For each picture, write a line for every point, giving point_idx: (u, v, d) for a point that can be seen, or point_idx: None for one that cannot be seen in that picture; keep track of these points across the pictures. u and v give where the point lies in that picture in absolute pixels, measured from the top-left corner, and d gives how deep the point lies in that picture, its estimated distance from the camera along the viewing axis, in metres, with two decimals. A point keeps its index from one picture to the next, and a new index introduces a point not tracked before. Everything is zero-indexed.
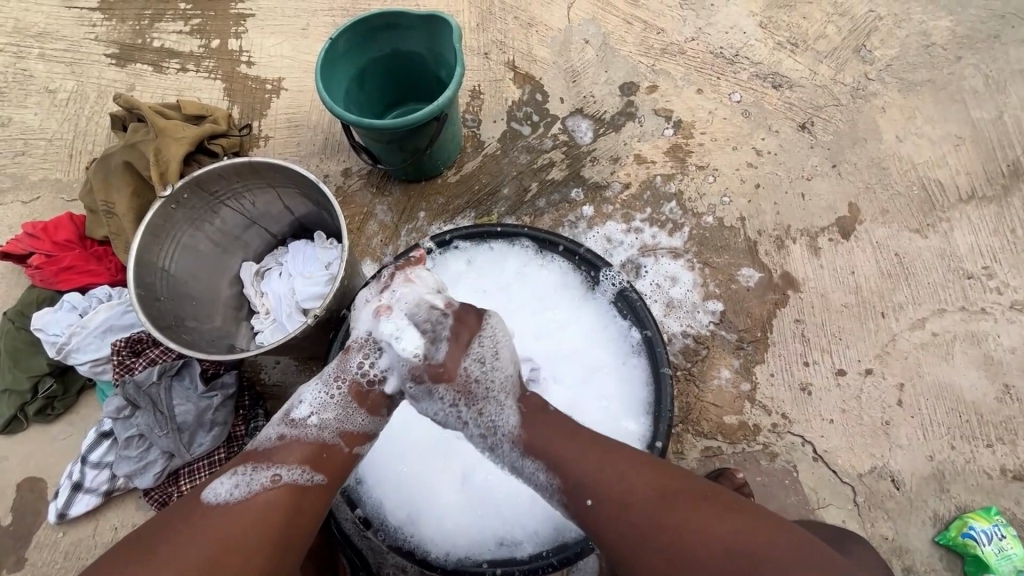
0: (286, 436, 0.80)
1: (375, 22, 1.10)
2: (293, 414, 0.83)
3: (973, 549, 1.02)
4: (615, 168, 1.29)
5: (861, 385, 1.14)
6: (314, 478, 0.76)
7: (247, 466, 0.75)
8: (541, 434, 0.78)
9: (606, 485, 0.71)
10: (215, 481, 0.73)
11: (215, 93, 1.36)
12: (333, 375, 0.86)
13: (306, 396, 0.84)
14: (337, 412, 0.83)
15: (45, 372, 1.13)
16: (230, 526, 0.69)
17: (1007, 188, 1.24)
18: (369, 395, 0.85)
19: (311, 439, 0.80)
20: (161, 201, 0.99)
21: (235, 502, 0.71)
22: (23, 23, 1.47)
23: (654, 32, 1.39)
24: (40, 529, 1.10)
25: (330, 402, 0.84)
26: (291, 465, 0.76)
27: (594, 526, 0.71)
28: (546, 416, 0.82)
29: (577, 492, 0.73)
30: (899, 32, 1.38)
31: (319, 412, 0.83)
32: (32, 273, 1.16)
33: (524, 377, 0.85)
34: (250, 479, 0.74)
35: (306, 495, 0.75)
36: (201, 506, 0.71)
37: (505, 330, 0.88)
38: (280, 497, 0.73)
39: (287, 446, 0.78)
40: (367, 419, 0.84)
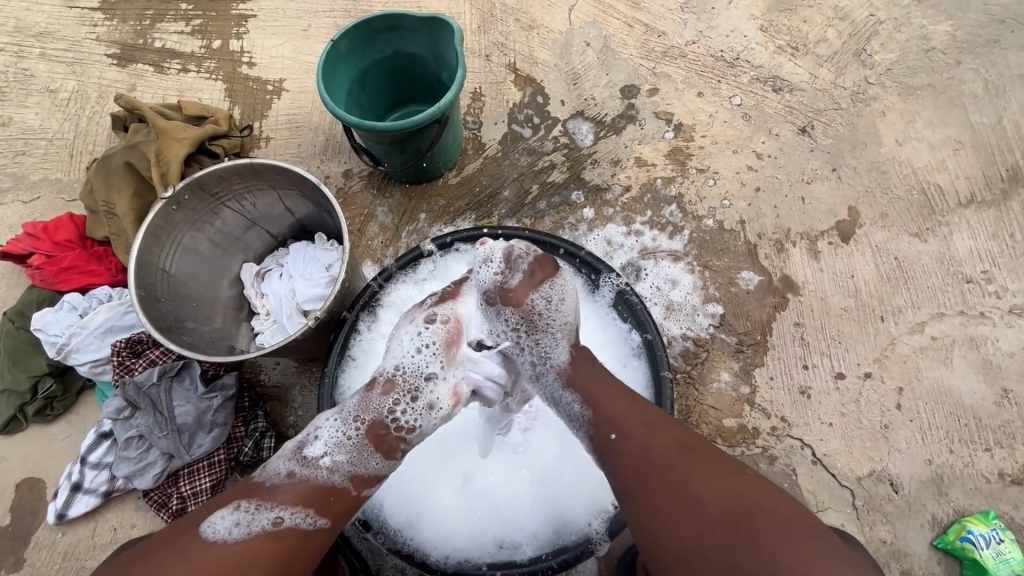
0: (294, 474, 0.75)
1: (376, 24, 1.10)
2: (306, 450, 0.77)
3: (971, 553, 1.02)
4: (616, 171, 1.29)
5: (860, 389, 1.15)
6: (316, 522, 0.73)
7: (249, 502, 0.72)
8: (584, 380, 0.83)
9: (633, 428, 0.75)
10: (216, 517, 0.70)
11: (216, 94, 1.36)
12: (352, 413, 0.80)
13: (322, 432, 0.78)
14: (351, 454, 0.78)
15: (44, 373, 1.13)
16: (225, 569, 0.67)
17: (1006, 193, 1.25)
18: (385, 437, 0.79)
19: (320, 480, 0.75)
20: (162, 202, 0.99)
21: (232, 541, 0.69)
22: (24, 23, 1.47)
23: (655, 35, 1.39)
24: (39, 530, 1.10)
25: (346, 443, 0.78)
26: (294, 509, 0.72)
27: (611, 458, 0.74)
28: (558, 400, 0.84)
29: (606, 424, 0.77)
30: (899, 36, 1.38)
31: (332, 453, 0.77)
32: (32, 273, 1.16)
33: (543, 363, 0.86)
34: (251, 518, 0.71)
35: (306, 538, 0.72)
36: (196, 542, 0.69)
37: (531, 318, 0.87)
38: (276, 542, 0.70)
39: (294, 486, 0.74)
40: (382, 463, 0.79)
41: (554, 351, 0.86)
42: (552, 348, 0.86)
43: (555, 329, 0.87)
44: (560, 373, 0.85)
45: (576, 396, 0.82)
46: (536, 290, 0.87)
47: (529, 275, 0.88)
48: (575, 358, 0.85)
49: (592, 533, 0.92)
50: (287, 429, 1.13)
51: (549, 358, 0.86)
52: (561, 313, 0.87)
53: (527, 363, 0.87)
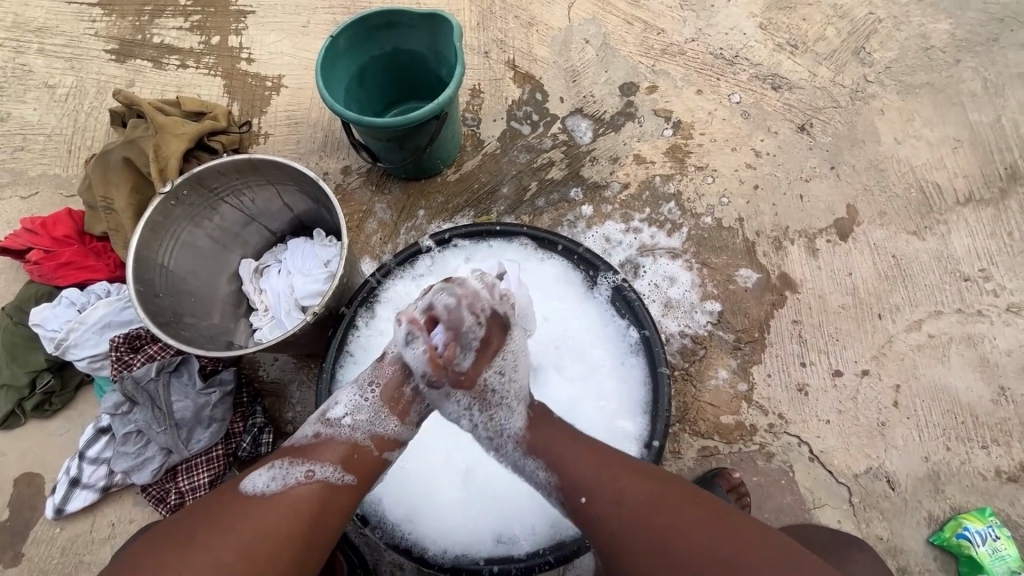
0: (321, 434, 0.81)
1: (375, 20, 1.10)
2: (329, 413, 0.84)
3: (967, 550, 1.02)
4: (615, 168, 1.29)
5: (857, 386, 1.15)
6: (344, 478, 0.76)
7: (284, 460, 0.76)
8: (541, 440, 0.81)
9: (602, 481, 0.73)
10: (254, 474, 0.73)
11: (215, 90, 1.36)
12: (368, 380, 0.87)
13: (342, 397, 0.85)
14: (371, 414, 0.84)
15: (43, 368, 1.13)
16: (265, 517, 0.68)
17: (1004, 191, 1.25)
18: (399, 400, 0.86)
19: (345, 438, 0.80)
20: (161, 197, 0.99)
21: (270, 494, 0.71)
22: (22, 18, 1.47)
23: (655, 32, 1.39)
24: (38, 525, 1.10)
25: (365, 405, 0.85)
26: (324, 462, 0.76)
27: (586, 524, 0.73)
28: (523, 469, 0.83)
29: (574, 488, 0.74)
30: (898, 34, 1.38)
31: (352, 413, 0.83)
32: (30, 269, 1.15)
33: (498, 435, 0.85)
34: (286, 473, 0.74)
35: (338, 491, 0.74)
36: (237, 497, 0.71)
37: (484, 395, 0.87)
38: (313, 492, 0.73)
39: (324, 444, 0.79)
40: (399, 425, 0.85)
41: (508, 421, 0.85)
42: (506, 419, 0.86)
43: (508, 399, 0.87)
44: (518, 442, 0.83)
45: (536, 464, 0.80)
46: (492, 366, 0.88)
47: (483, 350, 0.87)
48: (531, 424, 0.84)
49: None
50: (286, 425, 1.14)
51: (504, 429, 0.85)
52: (514, 386, 0.88)
53: (483, 430, 0.87)
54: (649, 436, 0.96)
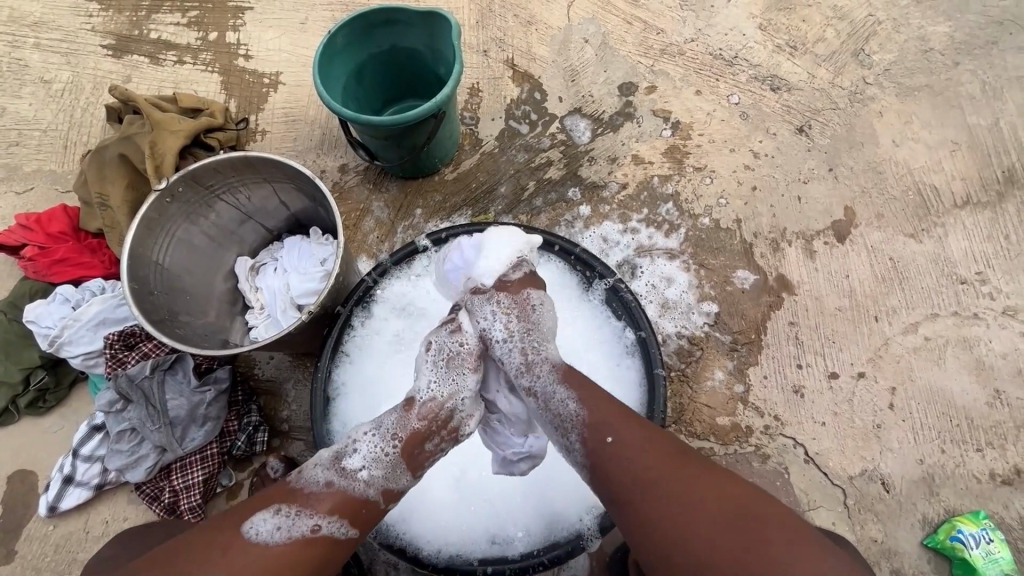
0: (333, 483, 0.75)
1: (374, 17, 1.09)
2: (344, 461, 0.77)
3: (961, 552, 1.02)
4: (613, 168, 1.29)
5: (853, 389, 1.15)
6: (348, 533, 0.73)
7: (291, 507, 0.72)
8: (580, 380, 0.82)
9: (628, 429, 0.74)
10: (259, 518, 0.69)
11: (212, 86, 1.36)
12: (391, 430, 0.80)
13: (360, 445, 0.78)
14: (387, 470, 0.77)
15: (37, 365, 1.13)
16: (267, 570, 0.66)
17: (1001, 195, 1.25)
18: (419, 453, 0.80)
19: (358, 493, 0.75)
20: (156, 194, 0.98)
21: (275, 548, 0.68)
22: (18, 12, 1.46)
23: (654, 32, 1.39)
24: (30, 523, 1.10)
25: (383, 459, 0.78)
26: (331, 518, 0.72)
27: (606, 461, 0.73)
28: (549, 397, 0.82)
29: (602, 428, 0.75)
30: (898, 36, 1.38)
31: (370, 467, 0.77)
32: (24, 265, 1.15)
33: (533, 355, 0.87)
34: (293, 523, 0.70)
35: (341, 548, 0.72)
36: (238, 540, 0.68)
37: (527, 306, 0.91)
38: (316, 551, 0.69)
39: (332, 495, 0.74)
40: (409, 481, 0.79)
41: (546, 351, 0.87)
42: (542, 345, 0.88)
43: (547, 330, 0.90)
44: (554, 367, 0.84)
45: (569, 393, 0.80)
46: (533, 289, 0.93)
47: (527, 277, 0.94)
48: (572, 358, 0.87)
49: (582, 530, 0.92)
50: (281, 424, 1.13)
51: (542, 353, 0.87)
52: (551, 318, 0.93)
53: (513, 358, 0.87)
54: None
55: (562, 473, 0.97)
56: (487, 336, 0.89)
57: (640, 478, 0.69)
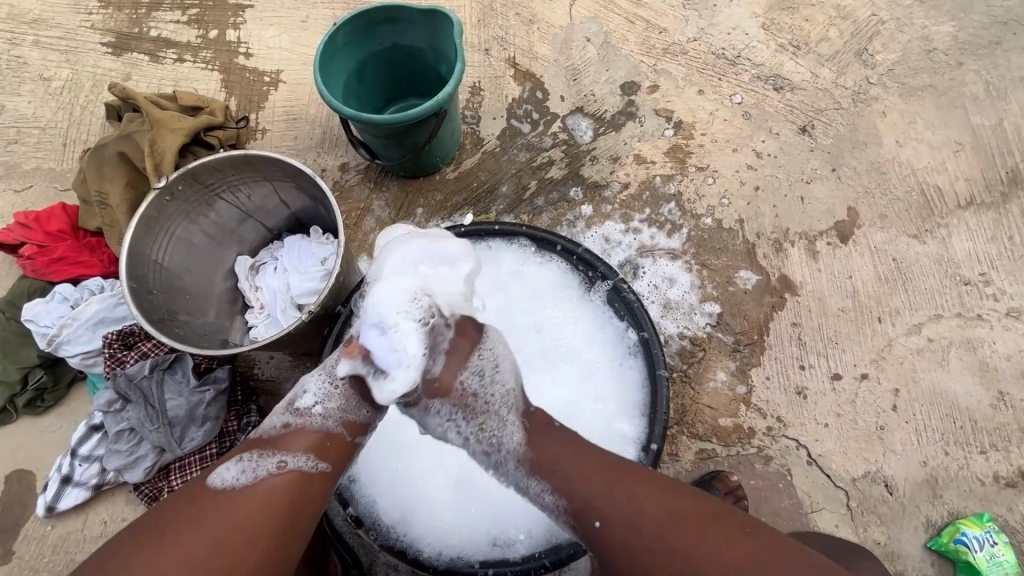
0: (291, 424, 0.79)
1: (374, 16, 1.09)
2: (297, 403, 0.82)
3: (964, 555, 1.02)
4: (615, 168, 1.28)
5: (857, 390, 1.14)
6: (318, 466, 0.75)
7: (253, 452, 0.74)
8: (546, 439, 0.79)
9: (613, 504, 0.70)
10: (222, 467, 0.72)
11: (212, 84, 1.35)
12: (336, 366, 0.85)
13: (309, 386, 0.83)
14: (341, 400, 0.83)
15: (35, 364, 1.12)
16: (237, 511, 0.68)
17: (1005, 195, 1.24)
18: (371, 384, 0.85)
19: (316, 426, 0.79)
20: (155, 193, 0.98)
21: (241, 488, 0.70)
22: (17, 10, 1.45)
23: (656, 31, 1.38)
24: (28, 523, 1.09)
25: (335, 391, 0.83)
26: (296, 453, 0.75)
27: (602, 546, 0.70)
28: (525, 490, 0.79)
29: (587, 513, 0.71)
30: (901, 36, 1.37)
31: (323, 402, 0.82)
32: (23, 264, 1.14)
33: (495, 450, 0.80)
34: (256, 465, 0.73)
35: (312, 479, 0.74)
36: (205, 493, 0.70)
37: (466, 402, 0.83)
38: (285, 483, 0.72)
39: (293, 434, 0.77)
40: (369, 412, 0.83)
41: (505, 436, 0.80)
42: (501, 432, 0.81)
43: (495, 408, 0.83)
44: (519, 460, 0.78)
45: (541, 485, 0.76)
46: (469, 367, 0.85)
47: (456, 351, 0.85)
48: (529, 439, 0.79)
49: None
50: None
51: (502, 443, 0.80)
52: (498, 386, 0.85)
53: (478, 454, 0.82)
54: (646, 439, 0.95)
55: None
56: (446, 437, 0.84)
57: (625, 526, 0.69)
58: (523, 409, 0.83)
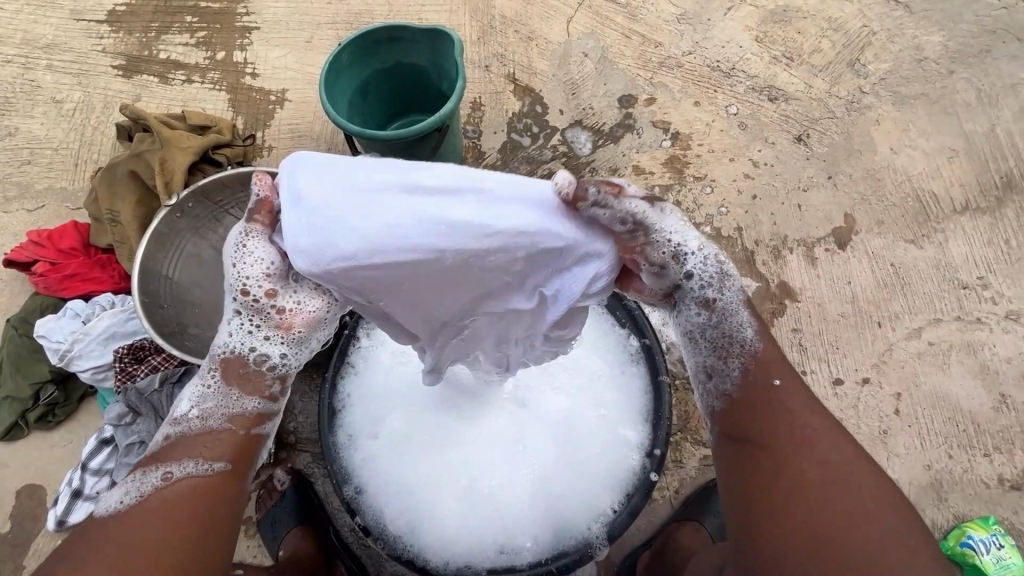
0: (170, 435, 0.73)
1: (378, 36, 1.13)
2: (174, 410, 0.75)
3: (971, 558, 1.02)
4: (614, 179, 1.30)
5: (858, 395, 1.15)
6: (211, 466, 0.71)
7: (138, 472, 0.71)
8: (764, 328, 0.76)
9: (791, 391, 0.72)
10: (108, 495, 0.70)
11: (220, 104, 1.38)
12: (208, 366, 0.76)
13: (185, 391, 0.76)
14: (218, 399, 0.74)
15: (47, 380, 1.14)
16: (131, 534, 0.65)
17: (1000, 200, 1.26)
18: (246, 376, 0.75)
19: (196, 430, 0.73)
20: (165, 210, 1.02)
21: (127, 511, 0.67)
22: (31, 35, 1.49)
23: (652, 45, 1.41)
24: (39, 537, 1.10)
25: (209, 392, 0.75)
26: (183, 459, 0.71)
27: (756, 407, 0.72)
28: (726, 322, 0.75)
29: (768, 369, 0.73)
30: (892, 46, 1.40)
31: (200, 404, 0.74)
32: (35, 281, 1.17)
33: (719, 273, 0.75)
34: (141, 484, 0.69)
35: (204, 483, 0.70)
36: (95, 523, 0.67)
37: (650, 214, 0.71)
38: (176, 493, 0.69)
39: (179, 445, 0.72)
40: (257, 402, 0.75)
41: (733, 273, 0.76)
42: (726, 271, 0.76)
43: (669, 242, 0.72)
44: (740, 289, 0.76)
45: (747, 318, 0.75)
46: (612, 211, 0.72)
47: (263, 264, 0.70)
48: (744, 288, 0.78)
49: (592, 538, 0.93)
50: (288, 436, 1.14)
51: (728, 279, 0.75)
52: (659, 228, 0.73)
53: (712, 263, 0.74)
54: (651, 443, 0.96)
55: (567, 482, 0.98)
56: (683, 254, 0.72)
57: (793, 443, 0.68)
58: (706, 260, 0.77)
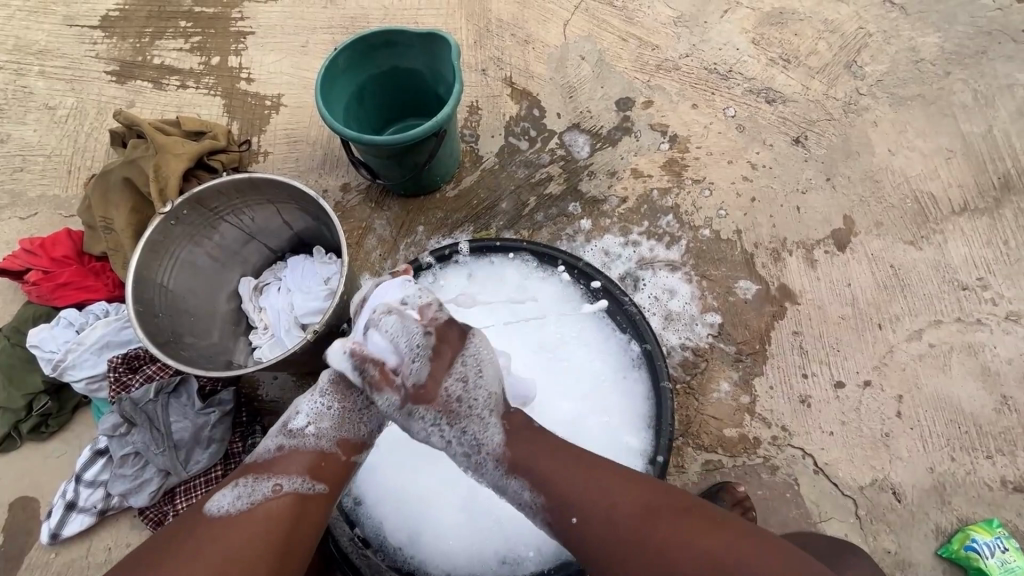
0: (284, 446, 0.77)
1: (374, 40, 1.12)
2: (291, 424, 0.79)
3: (976, 562, 1.01)
4: (612, 183, 1.30)
5: (860, 397, 1.14)
6: (315, 487, 0.73)
7: (248, 478, 0.73)
8: (530, 460, 0.76)
9: (581, 497, 0.71)
10: (218, 494, 0.71)
11: (215, 109, 1.37)
12: (327, 387, 0.82)
13: (303, 406, 0.81)
14: (335, 420, 0.80)
15: (40, 390, 1.13)
16: (233, 537, 0.67)
17: (998, 201, 1.26)
18: (360, 406, 0.82)
19: (310, 447, 0.77)
20: (161, 217, 0.99)
21: (237, 514, 0.69)
22: (23, 41, 1.48)
23: (649, 48, 1.41)
24: (32, 550, 1.08)
25: (328, 411, 0.80)
26: (293, 474, 0.73)
27: (580, 544, 0.71)
28: (503, 490, 0.77)
29: (564, 510, 0.72)
30: (889, 48, 1.40)
31: (316, 421, 0.79)
32: (28, 290, 1.15)
33: (471, 446, 0.79)
34: (251, 491, 0.72)
35: (308, 502, 0.72)
36: (202, 519, 0.69)
37: (450, 406, 0.80)
38: (282, 506, 0.71)
39: (287, 457, 0.75)
40: (369, 428, 0.81)
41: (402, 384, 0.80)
42: (481, 433, 0.79)
43: (479, 411, 0.80)
44: (495, 458, 0.77)
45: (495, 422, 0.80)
46: (460, 357, 0.82)
47: (435, 357, 0.81)
48: (508, 436, 0.78)
49: None
50: None
51: (480, 444, 0.79)
52: (483, 389, 0.82)
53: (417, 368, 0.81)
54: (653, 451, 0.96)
55: None
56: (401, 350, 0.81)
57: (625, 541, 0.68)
58: (503, 413, 0.81)
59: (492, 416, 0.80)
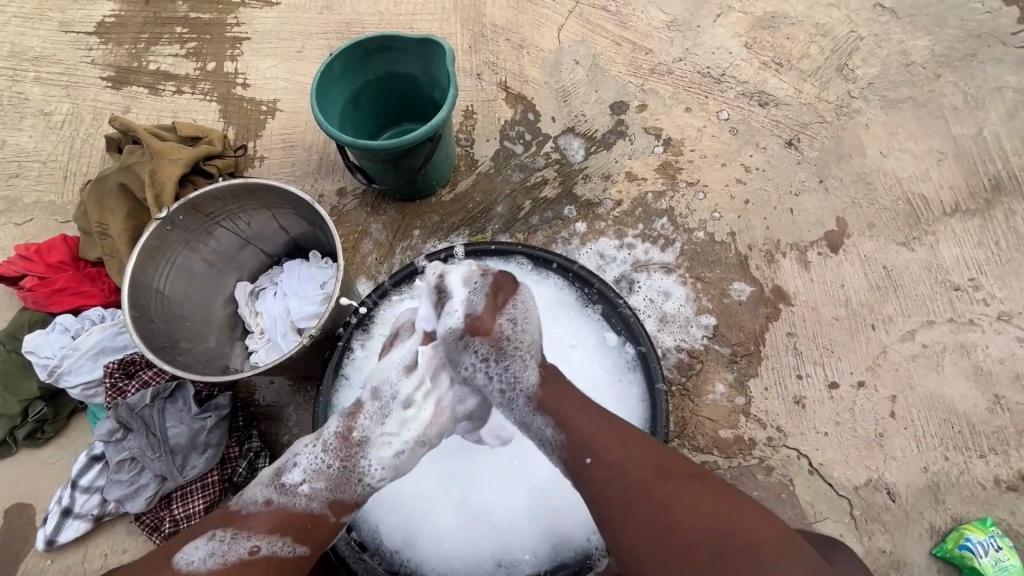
0: (271, 503, 0.78)
1: (369, 46, 1.12)
2: (285, 476, 0.81)
3: (970, 561, 1.01)
4: (607, 186, 1.30)
5: (854, 398, 1.15)
6: (293, 550, 0.76)
7: (226, 532, 0.76)
8: (557, 401, 0.81)
9: (604, 447, 0.75)
10: (192, 548, 0.74)
11: (211, 115, 1.38)
12: (331, 441, 0.83)
13: (301, 459, 0.82)
14: (330, 481, 0.81)
15: (36, 396, 1.12)
16: None
17: (989, 202, 1.27)
18: (354, 472, 0.82)
19: (300, 509, 0.78)
20: (156, 223, 1.00)
21: (209, 573, 0.72)
22: (19, 47, 1.48)
23: (643, 52, 1.42)
24: (28, 557, 1.08)
25: (326, 470, 0.81)
26: (270, 537, 0.75)
27: (591, 486, 0.74)
28: (529, 425, 0.83)
29: (581, 449, 0.76)
30: (880, 51, 1.42)
31: (310, 480, 0.80)
32: (24, 296, 1.15)
33: (510, 388, 0.83)
34: (227, 548, 0.74)
35: (282, 565, 0.75)
36: (174, 572, 0.73)
37: (500, 343, 0.84)
38: (254, 568, 0.73)
39: (269, 515, 0.77)
40: (363, 488, 0.82)
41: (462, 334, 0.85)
42: (519, 372, 0.83)
43: (526, 350, 0.85)
44: (530, 398, 0.82)
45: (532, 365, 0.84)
46: (503, 312, 0.86)
47: (491, 298, 0.86)
48: (546, 380, 0.83)
49: (590, 549, 0.93)
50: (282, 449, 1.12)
51: (517, 382, 0.83)
52: (529, 334, 0.86)
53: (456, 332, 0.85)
54: None
55: (568, 494, 0.96)
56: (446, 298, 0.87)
57: (637, 497, 0.71)
58: (542, 359, 0.86)
59: (533, 358, 0.84)
